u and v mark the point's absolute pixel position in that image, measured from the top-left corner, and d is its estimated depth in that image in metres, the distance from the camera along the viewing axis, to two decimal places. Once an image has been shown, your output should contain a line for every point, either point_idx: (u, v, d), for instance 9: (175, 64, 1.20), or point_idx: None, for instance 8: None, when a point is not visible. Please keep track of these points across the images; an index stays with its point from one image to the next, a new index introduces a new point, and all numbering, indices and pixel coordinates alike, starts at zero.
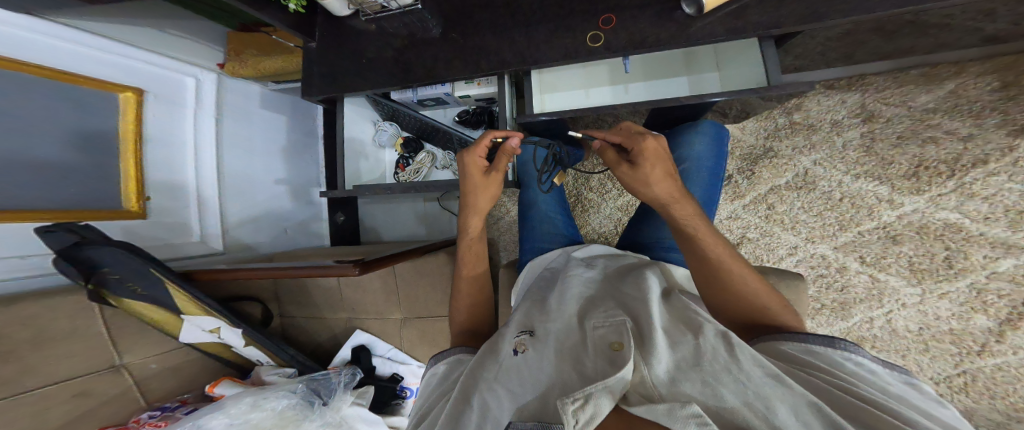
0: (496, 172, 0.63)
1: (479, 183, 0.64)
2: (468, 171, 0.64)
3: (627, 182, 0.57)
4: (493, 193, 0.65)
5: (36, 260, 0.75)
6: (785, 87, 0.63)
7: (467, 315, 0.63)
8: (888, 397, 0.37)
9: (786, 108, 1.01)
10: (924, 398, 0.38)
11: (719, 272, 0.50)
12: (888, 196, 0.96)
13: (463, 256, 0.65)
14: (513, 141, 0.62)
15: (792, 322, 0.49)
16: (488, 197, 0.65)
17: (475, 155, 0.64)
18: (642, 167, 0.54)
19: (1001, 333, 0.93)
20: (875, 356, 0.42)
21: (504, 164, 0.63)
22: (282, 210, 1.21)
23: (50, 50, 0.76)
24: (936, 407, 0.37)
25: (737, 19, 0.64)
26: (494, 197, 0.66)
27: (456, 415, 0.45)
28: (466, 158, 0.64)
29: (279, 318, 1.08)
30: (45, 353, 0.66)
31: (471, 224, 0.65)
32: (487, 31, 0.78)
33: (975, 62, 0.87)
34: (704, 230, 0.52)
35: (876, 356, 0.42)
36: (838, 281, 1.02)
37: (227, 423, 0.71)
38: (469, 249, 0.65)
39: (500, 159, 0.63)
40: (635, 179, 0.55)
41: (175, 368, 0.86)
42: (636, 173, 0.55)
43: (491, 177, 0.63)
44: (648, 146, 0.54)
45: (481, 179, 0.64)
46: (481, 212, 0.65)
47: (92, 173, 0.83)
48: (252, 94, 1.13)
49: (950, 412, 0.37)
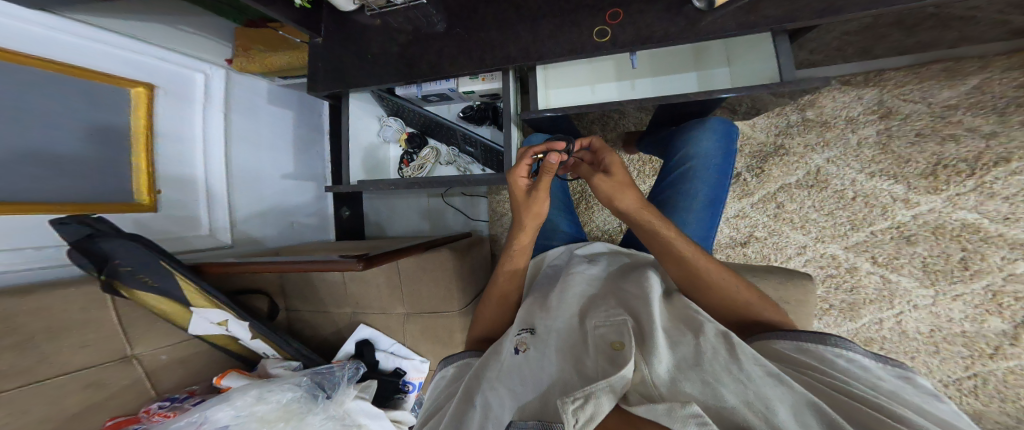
0: (539, 192, 0.57)
1: (524, 203, 0.60)
2: (515, 190, 0.61)
3: (601, 194, 0.57)
4: (540, 212, 0.60)
5: (50, 252, 0.77)
6: (799, 82, 0.61)
7: (486, 326, 0.63)
8: (881, 395, 0.37)
9: (799, 104, 0.98)
10: (919, 393, 0.37)
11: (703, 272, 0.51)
12: (903, 195, 0.93)
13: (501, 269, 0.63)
14: (551, 160, 0.52)
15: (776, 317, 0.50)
16: (532, 216, 0.60)
17: (518, 176, 0.59)
18: (616, 173, 0.55)
19: (1015, 336, 0.91)
20: (866, 349, 0.42)
21: (548, 182, 0.56)
22: (290, 204, 1.23)
23: (65, 45, 0.77)
24: (931, 401, 0.36)
25: (750, 13, 0.62)
26: (540, 215, 0.60)
27: (459, 416, 0.46)
28: (510, 180, 0.60)
29: (286, 312, 1.10)
30: (57, 343, 0.68)
31: (520, 241, 0.62)
32: (492, 26, 0.77)
33: (1001, 57, 0.83)
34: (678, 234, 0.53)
35: (867, 350, 0.41)
36: (847, 281, 1.00)
37: (233, 415, 0.73)
38: (511, 262, 0.62)
39: (541, 179, 0.56)
40: (614, 186, 0.55)
41: (185, 359, 0.88)
42: (614, 180, 0.55)
43: (534, 197, 0.58)
44: (614, 159, 0.56)
45: (526, 199, 0.60)
46: (529, 229, 0.61)
47: (105, 168, 0.84)
48: (260, 90, 1.14)
49: (946, 406, 0.36)
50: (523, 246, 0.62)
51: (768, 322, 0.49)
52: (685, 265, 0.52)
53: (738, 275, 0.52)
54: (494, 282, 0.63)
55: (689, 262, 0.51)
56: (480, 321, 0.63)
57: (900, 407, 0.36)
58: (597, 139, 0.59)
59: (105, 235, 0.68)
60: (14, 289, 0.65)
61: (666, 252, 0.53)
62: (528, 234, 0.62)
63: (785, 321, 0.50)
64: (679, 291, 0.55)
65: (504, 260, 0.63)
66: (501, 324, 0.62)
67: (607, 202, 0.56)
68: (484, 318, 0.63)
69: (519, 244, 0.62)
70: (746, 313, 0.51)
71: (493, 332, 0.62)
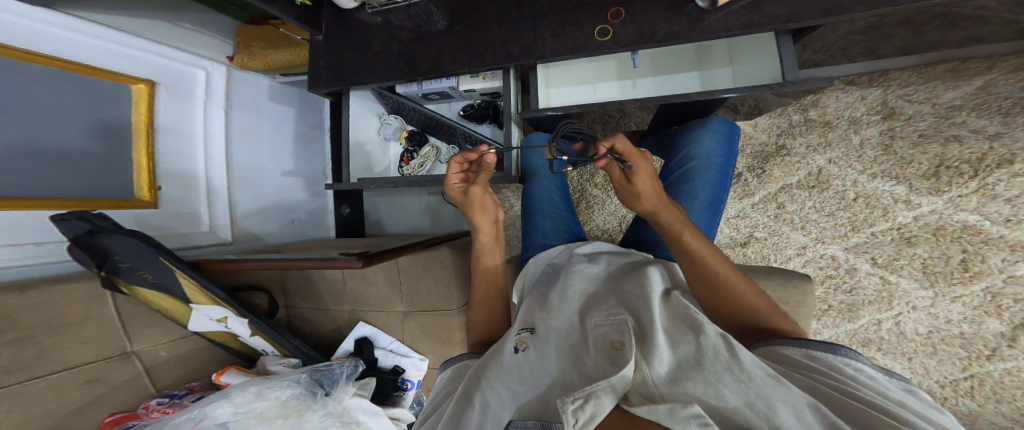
0: (476, 186, 0.63)
1: (466, 204, 0.65)
2: (455, 198, 0.67)
3: (624, 196, 0.60)
4: (486, 205, 0.65)
5: (51, 248, 0.77)
6: (802, 82, 0.60)
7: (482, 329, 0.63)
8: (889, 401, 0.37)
9: (802, 104, 0.97)
10: (923, 405, 0.38)
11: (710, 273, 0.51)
12: (905, 197, 0.92)
13: (481, 273, 0.65)
14: (488, 159, 0.62)
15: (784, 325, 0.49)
16: (479, 209, 0.64)
17: (451, 182, 0.66)
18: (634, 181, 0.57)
19: (1013, 337, 0.91)
20: (872, 363, 0.42)
21: (483, 177, 0.63)
22: (292, 201, 1.23)
23: (65, 40, 0.77)
24: (935, 413, 0.37)
25: (753, 13, 0.61)
26: (486, 208, 0.65)
27: (458, 415, 0.46)
28: (446, 188, 0.67)
29: (285, 309, 1.10)
30: (58, 339, 0.69)
31: (481, 239, 0.65)
32: (494, 25, 0.77)
33: (1008, 57, 0.82)
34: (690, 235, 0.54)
35: (873, 363, 0.42)
36: (847, 282, 1.00)
37: (232, 411, 0.74)
38: (483, 260, 0.66)
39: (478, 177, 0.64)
40: (629, 192, 0.58)
41: (184, 356, 0.88)
42: (630, 187, 0.58)
43: (472, 193, 0.64)
44: (639, 165, 0.56)
45: (465, 199, 0.65)
46: (482, 225, 0.65)
47: (105, 163, 0.84)
48: (261, 87, 1.14)
49: (946, 417, 0.37)
50: (487, 244, 0.65)
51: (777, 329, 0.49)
52: (695, 266, 0.52)
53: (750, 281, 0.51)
54: (481, 283, 0.65)
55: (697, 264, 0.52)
56: (476, 322, 0.64)
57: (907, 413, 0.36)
58: (621, 143, 0.56)
59: (105, 231, 0.68)
60: (14, 285, 0.66)
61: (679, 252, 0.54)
62: (486, 233, 0.65)
63: (794, 330, 0.49)
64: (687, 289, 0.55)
65: (476, 259, 0.66)
66: (498, 322, 0.64)
67: (625, 203, 0.61)
68: (478, 317, 0.64)
69: (481, 244, 0.66)
70: (753, 318, 0.50)
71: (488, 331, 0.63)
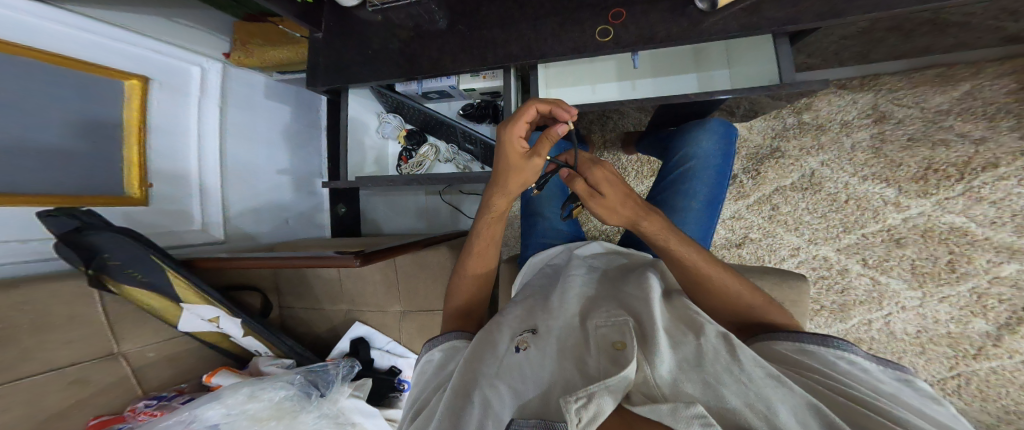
0: (537, 159, 0.52)
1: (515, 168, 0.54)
2: (507, 150, 0.53)
3: (598, 212, 0.56)
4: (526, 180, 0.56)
5: (37, 244, 0.74)
6: (799, 84, 0.62)
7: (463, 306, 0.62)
8: (878, 396, 0.38)
9: (796, 107, 0.99)
10: (918, 396, 0.38)
11: (697, 281, 0.53)
12: (895, 199, 0.95)
13: (479, 230, 0.62)
14: (561, 129, 0.50)
15: (780, 319, 0.52)
16: (519, 181, 0.55)
17: (515, 134, 0.52)
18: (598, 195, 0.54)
19: (999, 337, 0.93)
20: (867, 352, 0.42)
21: (547, 152, 0.52)
22: (286, 200, 1.22)
23: (57, 35, 0.75)
24: (931, 405, 0.37)
25: (752, 15, 0.62)
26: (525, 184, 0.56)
27: (456, 412, 0.44)
28: (505, 135, 0.52)
29: (278, 308, 1.08)
30: (41, 339, 0.66)
31: (497, 204, 0.59)
32: (495, 25, 0.77)
33: (993, 63, 0.85)
34: (676, 243, 0.54)
35: (868, 353, 0.42)
36: (838, 283, 1.02)
37: (223, 413, 0.72)
38: (487, 224, 0.61)
39: (541, 149, 0.52)
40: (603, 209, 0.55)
41: (173, 357, 0.86)
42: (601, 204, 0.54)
43: (530, 164, 0.53)
44: (598, 175, 0.54)
45: (517, 162, 0.54)
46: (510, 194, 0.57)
47: (92, 159, 0.82)
48: (256, 85, 1.12)
49: (944, 409, 0.37)
50: (499, 211, 0.60)
51: (775, 324, 0.51)
52: (686, 273, 0.54)
53: (742, 278, 0.53)
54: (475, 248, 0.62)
55: (690, 272, 0.53)
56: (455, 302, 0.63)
57: (895, 407, 0.36)
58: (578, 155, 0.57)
59: (94, 227, 0.67)
60: None
61: (671, 263, 0.54)
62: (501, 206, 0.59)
63: (791, 323, 0.51)
64: (680, 291, 0.55)
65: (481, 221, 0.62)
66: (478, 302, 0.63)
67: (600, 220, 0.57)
68: (453, 303, 0.63)
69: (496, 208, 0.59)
70: (748, 316, 0.53)
71: (463, 315, 0.61)
